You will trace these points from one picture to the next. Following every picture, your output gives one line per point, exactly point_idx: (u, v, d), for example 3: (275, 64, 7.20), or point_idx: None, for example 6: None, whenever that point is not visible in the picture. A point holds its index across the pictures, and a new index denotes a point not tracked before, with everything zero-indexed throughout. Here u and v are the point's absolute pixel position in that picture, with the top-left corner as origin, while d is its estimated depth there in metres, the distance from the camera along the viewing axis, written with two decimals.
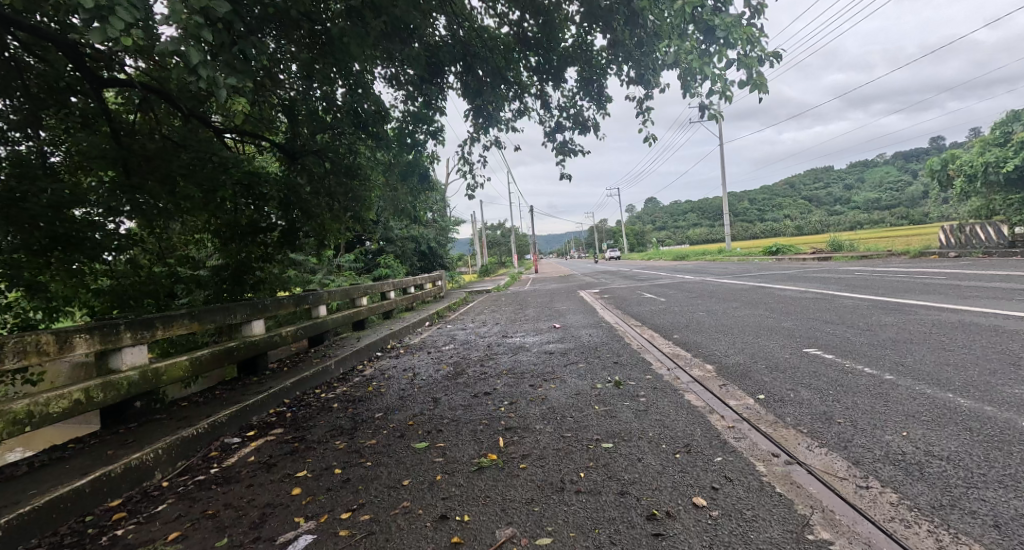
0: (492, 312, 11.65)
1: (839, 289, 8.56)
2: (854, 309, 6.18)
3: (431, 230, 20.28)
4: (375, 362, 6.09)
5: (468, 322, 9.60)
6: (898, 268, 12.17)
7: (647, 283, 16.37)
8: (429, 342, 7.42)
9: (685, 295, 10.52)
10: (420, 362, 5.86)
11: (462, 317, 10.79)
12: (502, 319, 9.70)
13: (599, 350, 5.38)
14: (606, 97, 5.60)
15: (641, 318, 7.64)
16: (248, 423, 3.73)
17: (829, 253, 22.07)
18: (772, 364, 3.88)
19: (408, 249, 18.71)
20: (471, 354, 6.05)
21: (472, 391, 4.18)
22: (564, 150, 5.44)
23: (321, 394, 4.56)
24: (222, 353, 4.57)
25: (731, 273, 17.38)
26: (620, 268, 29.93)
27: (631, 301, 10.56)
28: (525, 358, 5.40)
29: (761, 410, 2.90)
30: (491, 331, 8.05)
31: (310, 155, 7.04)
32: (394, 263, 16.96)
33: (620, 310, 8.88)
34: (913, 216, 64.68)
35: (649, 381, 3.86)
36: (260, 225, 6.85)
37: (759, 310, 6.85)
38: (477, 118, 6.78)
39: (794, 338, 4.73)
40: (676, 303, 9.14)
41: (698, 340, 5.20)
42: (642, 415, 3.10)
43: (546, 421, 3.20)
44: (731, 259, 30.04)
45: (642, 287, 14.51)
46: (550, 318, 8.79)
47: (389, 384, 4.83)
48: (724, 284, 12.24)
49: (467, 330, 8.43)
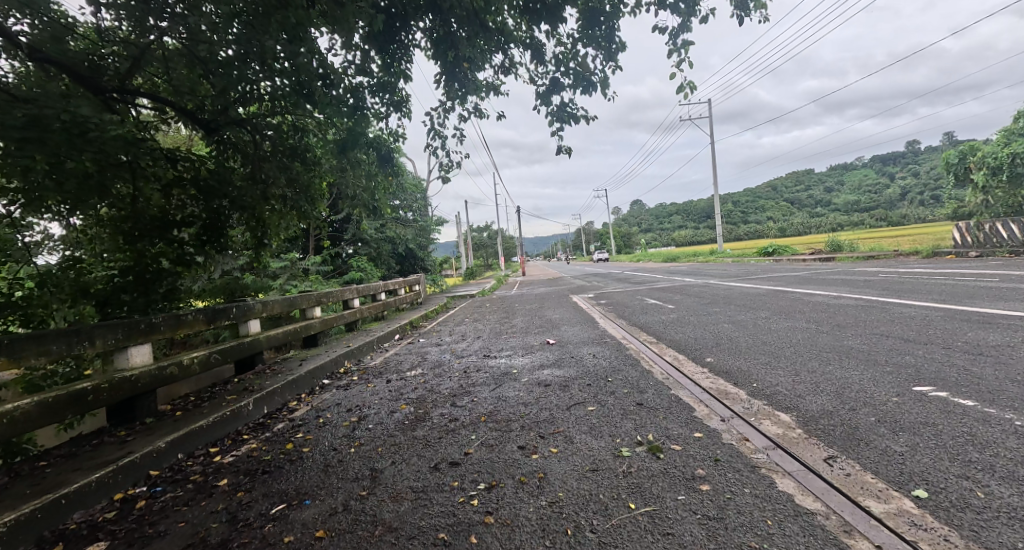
0: (474, 321, 10.26)
1: (879, 293, 7.37)
2: (926, 319, 4.94)
3: (410, 231, 18.82)
4: (316, 396, 4.65)
5: (445, 335, 8.21)
6: (923, 269, 11.07)
7: (644, 286, 15.13)
8: (394, 364, 6.05)
9: (694, 300, 9.29)
10: (374, 396, 4.47)
11: (439, 328, 9.40)
12: (486, 330, 8.35)
13: (610, 381, 4.06)
14: (618, 41, 4.25)
15: (652, 331, 6.35)
16: (57, 528, 2.29)
17: (830, 254, 21.10)
18: (884, 416, 2.59)
19: (384, 250, 17.23)
20: (443, 383, 4.68)
21: (433, 458, 2.78)
22: (563, 115, 4.21)
23: (215, 459, 3.12)
24: (67, 401, 3.09)
25: (734, 275, 16.22)
26: (610, 270, 28.75)
27: (633, 308, 9.28)
28: (511, 393, 4.05)
29: (949, 536, 1.60)
30: (471, 347, 6.70)
31: (240, 130, 5.59)
32: (368, 266, 15.49)
33: (624, 320, 7.58)
34: (897, 217, 64.94)
35: (701, 444, 2.57)
36: (173, 219, 5.38)
37: (799, 321, 5.59)
38: (449, 84, 5.51)
39: (881, 367, 3.45)
40: (687, 311, 7.88)
41: (743, 368, 3.89)
42: (718, 534, 1.78)
43: (549, 543, 1.85)
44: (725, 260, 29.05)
45: (641, 291, 13.25)
46: (542, 330, 7.46)
47: (318, 437, 3.41)
48: (734, 287, 11.02)
49: (442, 346, 7.05)
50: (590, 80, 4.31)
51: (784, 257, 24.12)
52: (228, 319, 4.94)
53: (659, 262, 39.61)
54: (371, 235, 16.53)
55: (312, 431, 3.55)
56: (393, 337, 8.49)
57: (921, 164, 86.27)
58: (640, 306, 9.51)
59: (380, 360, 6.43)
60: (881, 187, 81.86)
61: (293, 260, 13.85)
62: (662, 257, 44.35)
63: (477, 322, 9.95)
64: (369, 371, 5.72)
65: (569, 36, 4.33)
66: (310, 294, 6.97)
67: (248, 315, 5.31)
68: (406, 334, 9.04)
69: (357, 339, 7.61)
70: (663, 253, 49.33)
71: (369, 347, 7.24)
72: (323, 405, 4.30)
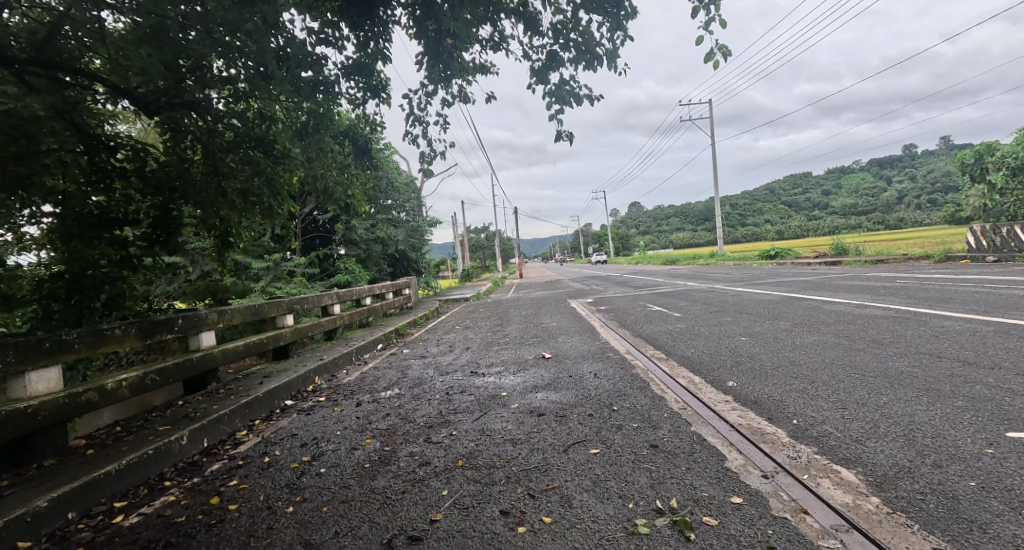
0: (465, 328, 9.60)
1: (906, 301, 6.74)
2: (976, 335, 4.30)
3: (402, 231, 18.16)
4: (271, 424, 3.99)
5: (432, 345, 7.55)
6: (942, 274, 10.46)
7: (646, 290, 14.48)
8: (371, 381, 5.39)
9: (701, 307, 8.63)
10: (337, 424, 3.81)
11: (426, 336, 8.74)
12: (475, 340, 7.69)
13: (615, 412, 3.41)
14: (631, 8, 3.64)
15: (658, 344, 5.70)
16: None
17: (836, 258, 20.49)
18: (989, 480, 1.94)
19: (374, 251, 16.57)
20: (420, 409, 4.02)
21: (389, 531, 2.12)
22: (561, 92, 3.80)
23: (116, 520, 2.45)
24: None
25: (738, 279, 15.60)
26: (608, 273, 28.12)
27: (635, 315, 8.64)
28: (498, 425, 3.39)
29: None
30: (458, 360, 6.05)
31: (195, 117, 4.94)
32: (356, 267, 14.84)
33: (626, 330, 6.93)
34: (897, 221, 64.53)
35: (744, 518, 1.92)
36: (117, 216, 4.73)
37: (827, 335, 4.95)
38: (433, 66, 4.86)
39: (950, 401, 2.81)
40: (694, 319, 7.23)
41: (775, 398, 3.26)
42: None
43: None
44: (726, 263, 28.48)
45: (642, 296, 12.61)
46: (536, 342, 6.80)
47: (254, 487, 2.75)
48: (741, 293, 10.39)
49: (427, 359, 6.40)
50: (594, 53, 3.73)
51: (787, 260, 23.53)
52: (173, 332, 4.28)
53: (658, 265, 39.03)
54: (360, 235, 15.88)
55: (249, 477, 2.88)
56: (375, 348, 7.83)
57: (921, 167, 85.97)
58: (642, 313, 8.88)
59: (356, 375, 5.78)
60: (881, 190, 81.53)
61: (277, 261, 13.14)
62: (661, 260, 43.76)
63: (469, 329, 9.29)
64: (340, 391, 5.05)
65: (570, 2, 3.69)
66: (279, 300, 6.31)
67: (201, 326, 4.65)
68: (390, 343, 8.36)
69: (333, 349, 6.94)
70: (663, 255, 48.77)
71: (345, 359, 6.56)
72: (276, 436, 3.64)
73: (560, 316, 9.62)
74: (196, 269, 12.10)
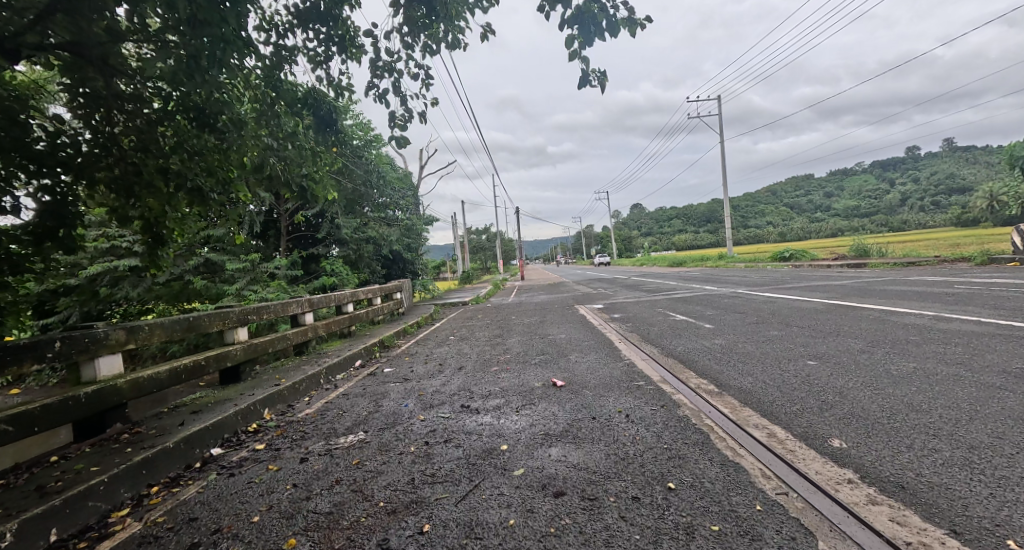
0: (460, 339, 8.44)
1: (994, 312, 5.56)
2: None
3: (396, 231, 17.02)
4: (174, 495, 2.81)
5: (419, 363, 6.39)
6: (1001, 278, 9.27)
7: (659, 295, 13.29)
8: (334, 417, 4.23)
9: (733, 316, 7.46)
10: (261, 499, 2.64)
11: (415, 350, 7.56)
12: (471, 356, 6.52)
13: (673, 495, 2.24)
14: None
15: (699, 368, 4.52)
16: None
17: (858, 260, 19.29)
18: None
19: (365, 251, 15.46)
20: (385, 474, 2.85)
21: None
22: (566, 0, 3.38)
23: None
24: None
25: (759, 282, 14.41)
26: (613, 276, 26.92)
27: (657, 325, 7.46)
28: (492, 517, 2.22)
29: None
30: (447, 387, 4.88)
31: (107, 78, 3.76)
32: (344, 269, 13.71)
33: (652, 347, 5.74)
34: (906, 222, 63.26)
35: None
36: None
37: (928, 361, 3.77)
38: (411, 7, 3.65)
39: None
40: (733, 333, 6.05)
41: (927, 478, 2.08)
42: None
43: None
44: (738, 265, 27.31)
45: (658, 301, 11.43)
46: (543, 361, 5.63)
47: None
48: (773, 298, 9.19)
49: (410, 383, 5.23)
50: None
51: (805, 262, 22.32)
52: (45, 362, 3.10)
53: (665, 267, 37.86)
54: (349, 235, 14.76)
55: None
56: (352, 366, 6.65)
57: (930, 168, 84.58)
58: (665, 322, 7.70)
59: (317, 407, 4.61)
60: (888, 191, 80.35)
61: (254, 263, 12.33)
62: (668, 261, 42.54)
63: (464, 341, 8.13)
64: (290, 432, 3.89)
65: None
66: (227, 311, 5.14)
67: (97, 351, 3.48)
68: (371, 359, 7.17)
69: (297, 369, 5.77)
70: (669, 257, 47.59)
71: (309, 382, 5.38)
72: (167, 523, 2.47)
73: (571, 325, 8.44)
74: (165, 272, 11.08)
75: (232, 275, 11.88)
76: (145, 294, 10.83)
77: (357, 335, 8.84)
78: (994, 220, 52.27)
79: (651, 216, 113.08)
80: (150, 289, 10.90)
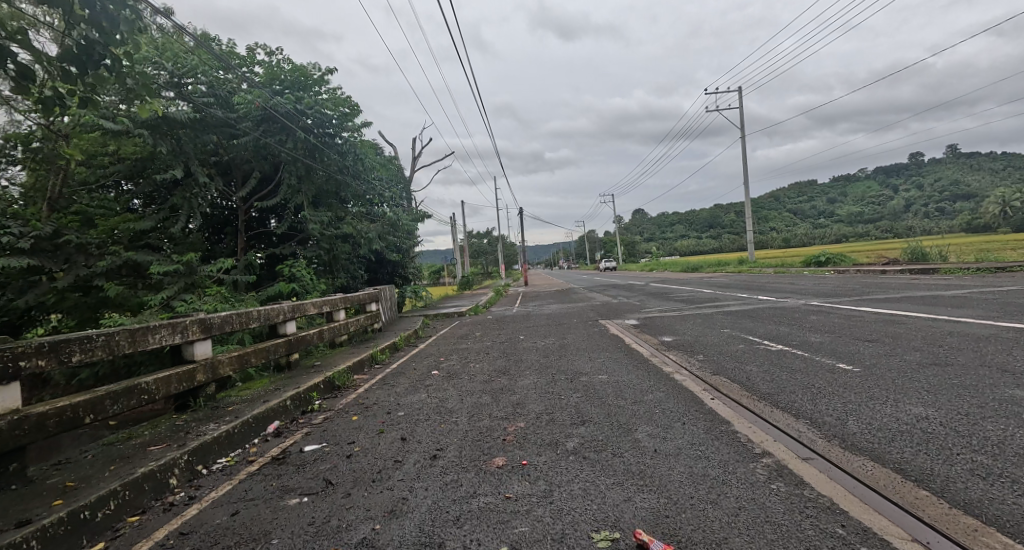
0: (448, 377, 5.83)
1: None
2: None
3: (380, 230, 14.41)
4: None
5: (372, 435, 3.77)
6: None
7: (702, 307, 10.72)
8: None
9: (864, 349, 4.85)
10: None
11: (375, 399, 4.96)
12: (459, 422, 3.91)
13: None
14: None
15: (990, 511, 1.90)
16: None
17: (919, 267, 16.59)
18: None
19: (340, 252, 12.86)
20: None
21: None
22: None
23: None
24: None
25: (819, 291, 11.84)
26: (627, 282, 24.36)
27: (748, 363, 4.83)
28: None
29: None
30: (395, 532, 2.26)
31: None
32: (309, 273, 11.09)
33: (791, 420, 3.11)
34: (921, 227, 61.04)
35: None
36: None
37: None
38: None
39: None
40: (921, 389, 3.41)
41: None
42: None
43: None
44: (766, 272, 24.60)
45: (707, 317, 8.83)
46: (590, 452, 2.99)
47: None
48: (886, 317, 6.57)
49: (330, 507, 2.60)
50: None
51: (848, 270, 19.61)
52: None
53: (680, 272, 35.18)
54: (321, 231, 12.23)
55: None
56: (259, 434, 4.00)
57: (945, 172, 81.91)
58: (758, 357, 5.04)
59: None
60: (901, 196, 77.98)
61: (192, 263, 9.70)
62: (682, 266, 39.78)
63: (452, 382, 5.48)
64: None
65: None
66: None
67: None
68: (302, 417, 4.53)
69: (131, 457, 3.11)
70: (682, 262, 44.95)
71: (129, 498, 2.71)
72: None
73: (610, 358, 5.78)
74: (67, 275, 8.60)
75: (161, 278, 9.28)
76: (39, 302, 8.32)
77: (299, 369, 6.19)
78: (1017, 225, 49.81)
79: (656, 220, 110.33)
80: (48, 295, 8.41)
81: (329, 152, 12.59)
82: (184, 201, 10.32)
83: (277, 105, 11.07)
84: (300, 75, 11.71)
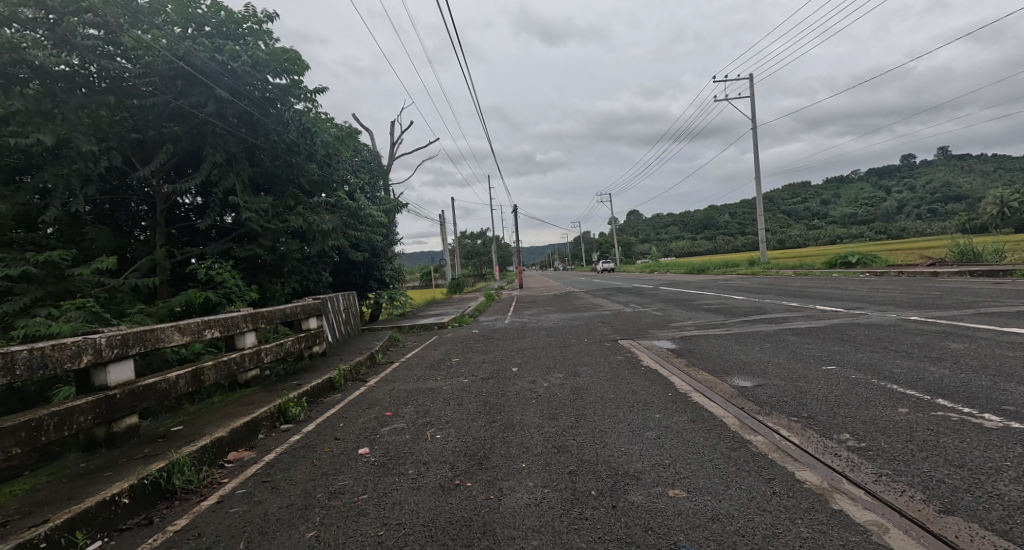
0: (381, 468, 3.26)
1: None
2: None
3: (343, 224, 11.84)
4: None
5: None
6: None
7: (749, 322, 8.24)
8: None
9: None
10: None
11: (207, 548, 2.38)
12: None
13: None
14: None
15: None
16: None
17: (979, 268, 14.20)
18: None
19: (287, 251, 10.27)
20: None
21: None
22: None
23: None
24: None
25: (887, 300, 9.41)
26: (632, 286, 22.01)
27: (983, 471, 2.30)
28: None
29: None
30: None
31: None
32: (235, 276, 8.44)
33: None
34: (923, 228, 59.42)
35: None
36: None
37: None
38: None
39: None
40: None
41: None
42: None
43: None
44: (784, 274, 22.23)
45: (772, 340, 6.33)
46: None
47: None
48: None
49: None
50: None
51: (886, 271, 17.21)
52: None
53: (683, 274, 32.98)
54: (260, 223, 9.64)
55: None
56: None
57: (948, 172, 80.24)
58: (985, 449, 2.51)
59: None
60: (901, 197, 76.48)
61: (60, 264, 7.06)
62: (686, 267, 37.42)
63: (382, 491, 2.89)
64: None
65: None
66: None
67: None
68: None
69: None
70: (682, 264, 42.70)
71: None
72: None
73: (672, 441, 3.22)
74: None
75: (7, 286, 6.60)
76: None
77: (130, 448, 3.59)
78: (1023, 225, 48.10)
79: (653, 221, 108.62)
80: None
81: (273, 126, 9.99)
82: (60, 178, 7.55)
83: (187, 46, 8.40)
84: (226, 13, 8.94)
